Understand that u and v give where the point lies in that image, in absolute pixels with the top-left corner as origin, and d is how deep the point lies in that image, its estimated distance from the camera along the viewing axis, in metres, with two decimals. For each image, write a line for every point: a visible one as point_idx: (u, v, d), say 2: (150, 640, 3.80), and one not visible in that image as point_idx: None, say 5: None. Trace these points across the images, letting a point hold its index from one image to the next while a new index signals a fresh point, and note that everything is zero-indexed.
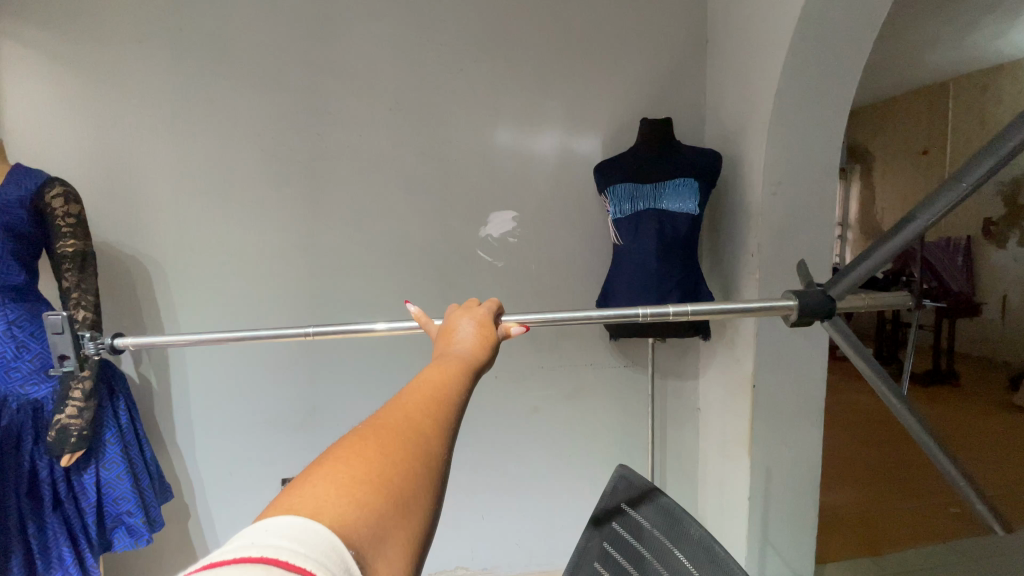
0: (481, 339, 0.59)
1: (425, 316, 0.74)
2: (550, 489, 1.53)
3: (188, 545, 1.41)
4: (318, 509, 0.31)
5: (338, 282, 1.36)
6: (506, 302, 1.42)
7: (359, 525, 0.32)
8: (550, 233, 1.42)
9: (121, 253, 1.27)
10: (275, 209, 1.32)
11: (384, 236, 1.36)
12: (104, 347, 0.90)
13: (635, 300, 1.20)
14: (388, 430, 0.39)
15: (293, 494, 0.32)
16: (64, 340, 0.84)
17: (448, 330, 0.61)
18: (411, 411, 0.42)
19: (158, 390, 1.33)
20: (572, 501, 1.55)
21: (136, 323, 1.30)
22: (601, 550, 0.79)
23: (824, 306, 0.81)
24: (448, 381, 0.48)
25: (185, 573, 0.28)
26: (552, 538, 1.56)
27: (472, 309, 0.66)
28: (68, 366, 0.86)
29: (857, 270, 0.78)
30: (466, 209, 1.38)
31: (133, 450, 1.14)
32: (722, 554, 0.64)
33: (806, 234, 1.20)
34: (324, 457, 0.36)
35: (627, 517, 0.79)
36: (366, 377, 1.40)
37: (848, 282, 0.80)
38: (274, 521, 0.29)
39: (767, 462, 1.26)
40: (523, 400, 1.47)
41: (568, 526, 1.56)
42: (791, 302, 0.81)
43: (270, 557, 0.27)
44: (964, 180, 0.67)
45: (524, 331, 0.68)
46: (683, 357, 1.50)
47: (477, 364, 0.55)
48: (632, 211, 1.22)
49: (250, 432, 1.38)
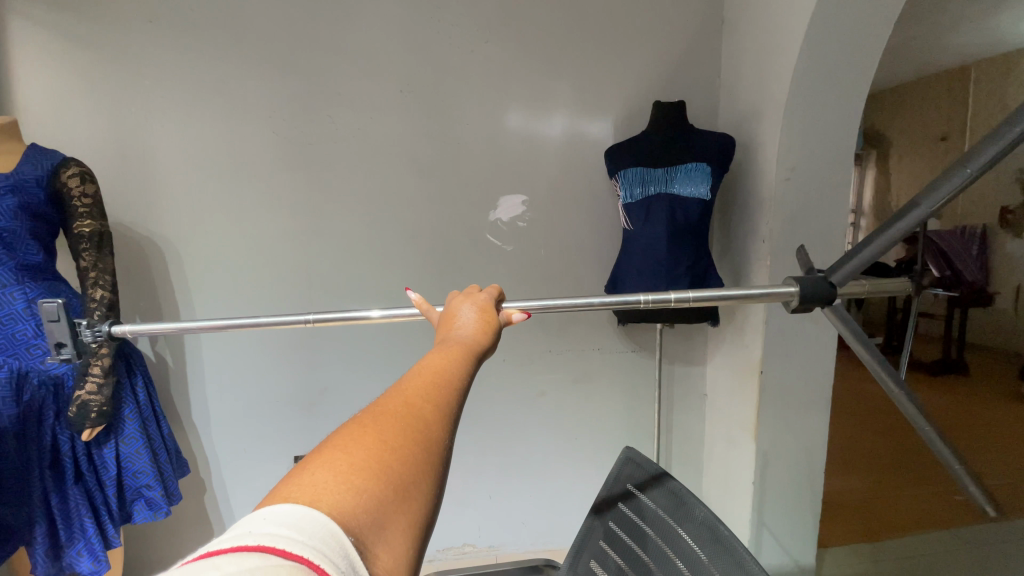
0: (483, 324, 0.60)
1: (426, 302, 0.74)
2: (556, 470, 1.55)
3: (206, 518, 1.45)
4: (316, 497, 0.32)
5: (347, 263, 1.37)
6: (513, 286, 1.43)
7: (358, 512, 0.33)
8: (559, 217, 1.41)
9: (136, 234, 1.29)
10: (284, 190, 1.32)
11: (393, 219, 1.37)
12: (102, 335, 0.91)
13: (644, 286, 1.20)
14: (388, 417, 0.40)
15: (293, 482, 0.33)
16: (61, 327, 0.85)
17: (450, 316, 0.62)
18: (410, 397, 0.43)
19: (174, 368, 1.36)
20: (576, 481, 1.57)
21: (151, 303, 1.33)
22: (605, 530, 0.81)
23: (826, 293, 0.80)
24: (449, 365, 0.49)
25: (186, 561, 0.29)
26: (558, 516, 1.59)
27: (472, 295, 0.67)
28: (66, 353, 0.86)
29: (861, 257, 0.78)
30: (476, 193, 1.38)
31: (151, 426, 1.16)
32: (726, 533, 0.65)
33: (820, 221, 1.19)
34: (324, 445, 0.37)
35: (632, 498, 0.80)
36: (376, 358, 1.42)
37: (850, 268, 0.79)
38: (274, 509, 0.30)
39: (773, 447, 1.27)
40: (529, 383, 1.48)
41: (572, 505, 1.58)
42: (792, 289, 0.81)
43: (267, 545, 0.28)
44: (971, 167, 0.66)
45: (526, 318, 0.68)
46: (692, 343, 1.50)
47: (478, 349, 0.56)
48: (642, 196, 1.21)
49: (262, 410, 1.41)
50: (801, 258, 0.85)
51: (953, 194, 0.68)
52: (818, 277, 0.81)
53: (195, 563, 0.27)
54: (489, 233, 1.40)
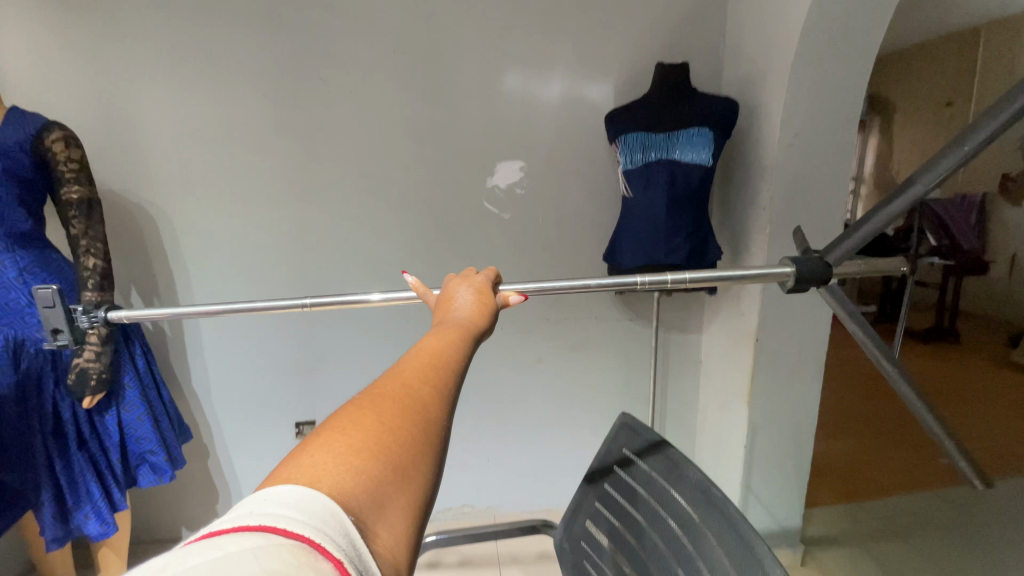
0: (480, 307, 0.59)
1: (423, 286, 0.73)
2: (553, 434, 1.59)
3: (210, 481, 1.48)
4: (317, 477, 0.33)
5: (342, 231, 1.36)
6: (511, 254, 1.42)
7: (357, 492, 0.33)
8: (558, 184, 1.39)
9: (127, 201, 1.27)
10: (277, 156, 1.29)
11: (389, 185, 1.34)
12: (98, 320, 0.90)
13: (643, 254, 1.19)
14: (386, 399, 0.40)
15: (292, 463, 0.34)
16: (56, 314, 0.84)
17: (447, 299, 0.61)
18: (408, 379, 0.43)
19: (171, 337, 1.36)
20: (573, 445, 1.60)
21: (145, 272, 1.32)
22: (601, 491, 0.83)
23: (821, 273, 0.80)
24: (446, 348, 0.49)
25: (189, 540, 0.29)
26: (555, 478, 1.63)
27: (469, 277, 0.66)
28: (63, 339, 0.86)
29: (857, 236, 0.77)
30: (473, 159, 1.35)
31: (151, 393, 1.17)
32: (717, 495, 0.67)
33: (821, 187, 1.17)
34: (324, 426, 0.37)
35: (627, 461, 0.82)
36: (374, 326, 1.42)
37: (846, 248, 0.79)
38: (273, 489, 0.31)
39: (765, 412, 1.30)
40: (527, 350, 1.49)
41: (568, 468, 1.63)
42: (788, 270, 0.81)
43: (269, 525, 0.28)
44: (968, 143, 0.65)
45: (523, 300, 0.67)
46: (688, 311, 1.51)
47: (477, 331, 0.56)
48: (643, 162, 1.19)
49: (261, 378, 1.42)
50: (797, 238, 0.85)
51: (948, 171, 0.67)
52: (814, 257, 0.81)
53: (197, 543, 0.28)
54: (487, 200, 1.38)
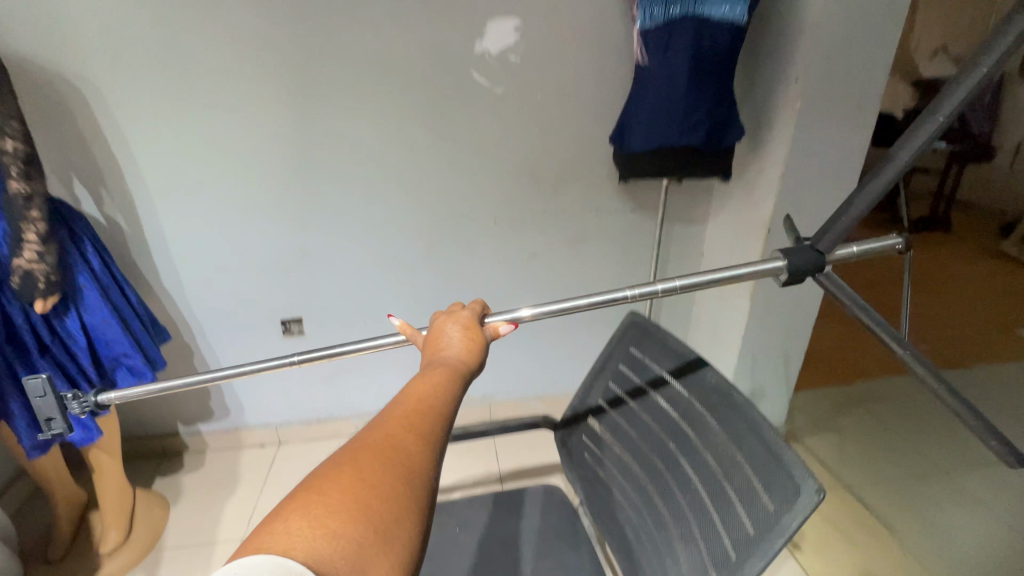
0: (468, 344, 0.58)
1: (411, 326, 0.67)
2: (548, 326, 1.58)
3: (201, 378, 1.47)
4: (292, 545, 0.33)
5: (309, 108, 1.18)
6: (504, 136, 1.27)
7: (334, 558, 0.33)
8: (558, 49, 1.19)
9: (45, 70, 1.06)
10: (219, 11, 1.06)
11: (360, 51, 1.14)
12: (90, 404, 0.79)
13: (655, 135, 1.07)
14: (365, 456, 0.40)
15: (268, 530, 0.34)
16: (48, 403, 0.74)
17: (433, 338, 0.60)
18: (392, 430, 0.43)
19: (129, 231, 1.24)
20: (568, 335, 1.60)
21: (86, 158, 1.15)
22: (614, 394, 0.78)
23: (814, 264, 0.68)
24: (433, 391, 0.48)
25: None
26: (550, 367, 1.66)
27: (455, 312, 0.64)
28: (57, 429, 0.77)
29: (849, 217, 0.65)
30: (458, 17, 1.13)
31: (114, 294, 1.09)
32: (739, 399, 0.59)
33: (867, 53, 1.01)
34: (303, 489, 0.38)
35: (639, 363, 0.75)
36: (356, 217, 1.31)
37: (838, 233, 0.66)
38: (247, 560, 0.31)
39: (766, 303, 1.27)
40: (521, 242, 1.41)
41: (563, 357, 1.64)
42: (779, 263, 0.69)
43: None
44: (941, 114, 0.55)
45: (514, 329, 0.63)
46: (695, 199, 1.41)
47: (466, 371, 0.54)
48: (663, 18, 0.98)
49: (242, 275, 1.34)
50: (787, 228, 0.72)
51: (923, 148, 0.57)
52: (806, 247, 0.69)
53: None
54: (475, 70, 1.19)
